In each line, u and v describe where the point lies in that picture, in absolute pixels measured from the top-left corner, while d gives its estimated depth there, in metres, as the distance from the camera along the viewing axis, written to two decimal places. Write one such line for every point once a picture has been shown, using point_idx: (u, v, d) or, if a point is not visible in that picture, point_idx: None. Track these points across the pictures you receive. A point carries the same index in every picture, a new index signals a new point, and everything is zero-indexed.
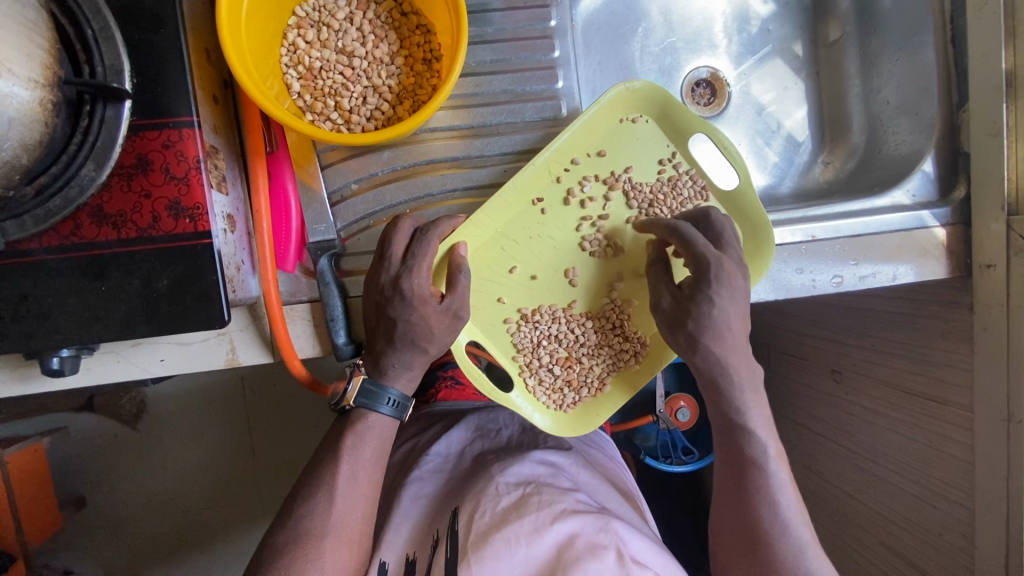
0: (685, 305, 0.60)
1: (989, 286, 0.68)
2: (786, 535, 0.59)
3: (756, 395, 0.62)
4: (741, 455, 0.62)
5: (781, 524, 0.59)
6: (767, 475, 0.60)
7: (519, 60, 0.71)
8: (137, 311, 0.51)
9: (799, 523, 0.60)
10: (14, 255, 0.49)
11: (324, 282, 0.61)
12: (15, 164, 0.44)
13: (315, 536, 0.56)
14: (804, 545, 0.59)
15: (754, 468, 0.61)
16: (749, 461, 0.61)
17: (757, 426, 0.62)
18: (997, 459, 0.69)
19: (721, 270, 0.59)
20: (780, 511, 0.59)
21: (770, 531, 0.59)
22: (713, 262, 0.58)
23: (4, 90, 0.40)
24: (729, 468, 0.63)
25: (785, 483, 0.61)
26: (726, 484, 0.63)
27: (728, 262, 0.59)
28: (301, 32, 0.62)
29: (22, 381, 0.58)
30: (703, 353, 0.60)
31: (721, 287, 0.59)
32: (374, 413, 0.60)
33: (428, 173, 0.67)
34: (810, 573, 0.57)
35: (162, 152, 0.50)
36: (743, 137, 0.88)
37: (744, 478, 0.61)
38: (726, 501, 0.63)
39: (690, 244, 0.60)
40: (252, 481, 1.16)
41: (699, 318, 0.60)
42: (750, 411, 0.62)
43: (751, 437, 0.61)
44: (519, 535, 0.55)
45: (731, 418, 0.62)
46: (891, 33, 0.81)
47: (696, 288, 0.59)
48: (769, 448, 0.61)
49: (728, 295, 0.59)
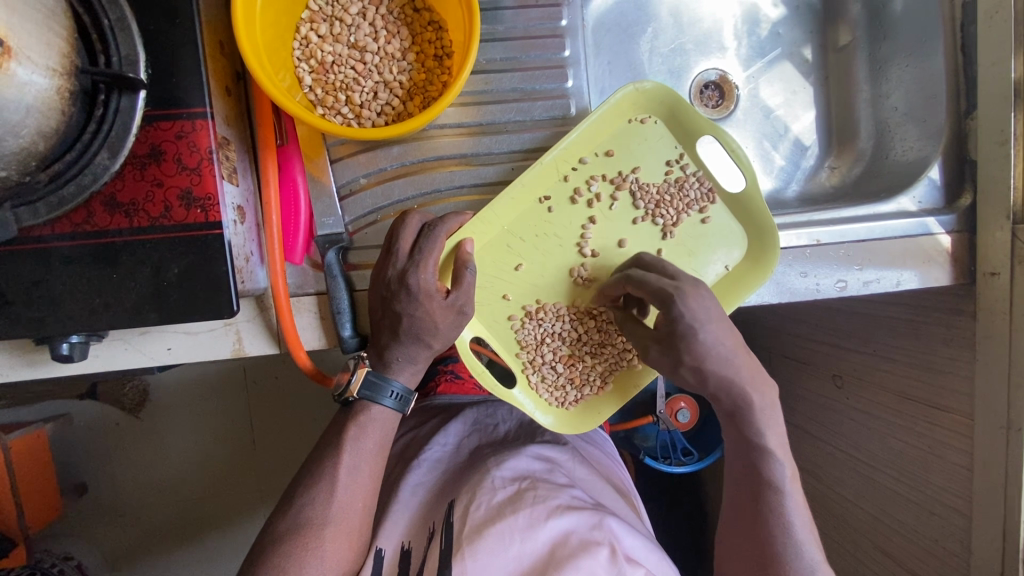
0: (673, 343, 0.60)
1: (992, 294, 0.68)
2: (799, 557, 0.59)
3: (771, 417, 0.61)
4: (758, 476, 0.61)
5: (793, 545, 0.59)
6: (781, 497, 0.60)
7: (529, 58, 0.71)
8: (146, 299, 0.51)
9: (811, 544, 0.60)
10: (27, 241, 0.50)
11: (331, 274, 0.62)
12: (31, 151, 0.45)
13: (316, 525, 0.57)
14: (815, 567, 0.59)
15: (770, 490, 0.61)
16: (766, 481, 0.61)
17: (774, 448, 0.61)
18: (996, 466, 0.69)
19: (684, 295, 0.59)
20: (793, 532, 0.60)
21: (782, 552, 0.59)
22: (674, 292, 0.59)
23: (24, 78, 0.40)
24: (744, 487, 0.63)
25: (797, 503, 0.61)
26: (739, 500, 0.63)
27: (685, 284, 0.60)
28: (313, 26, 0.62)
29: (31, 366, 0.58)
30: (714, 380, 0.60)
31: (694, 311, 0.58)
32: (377, 405, 0.61)
33: (436, 169, 0.68)
34: None
35: (176, 143, 0.50)
36: (750, 140, 0.88)
37: (759, 498, 0.61)
38: (739, 518, 0.63)
39: (644, 285, 0.61)
40: (252, 471, 1.17)
41: (693, 349, 0.59)
42: (768, 432, 0.61)
43: (768, 459, 0.61)
44: (514, 530, 0.56)
45: (749, 438, 0.61)
46: (901, 39, 0.81)
47: (672, 322, 0.59)
48: (786, 469, 0.61)
49: (703, 313, 0.59)
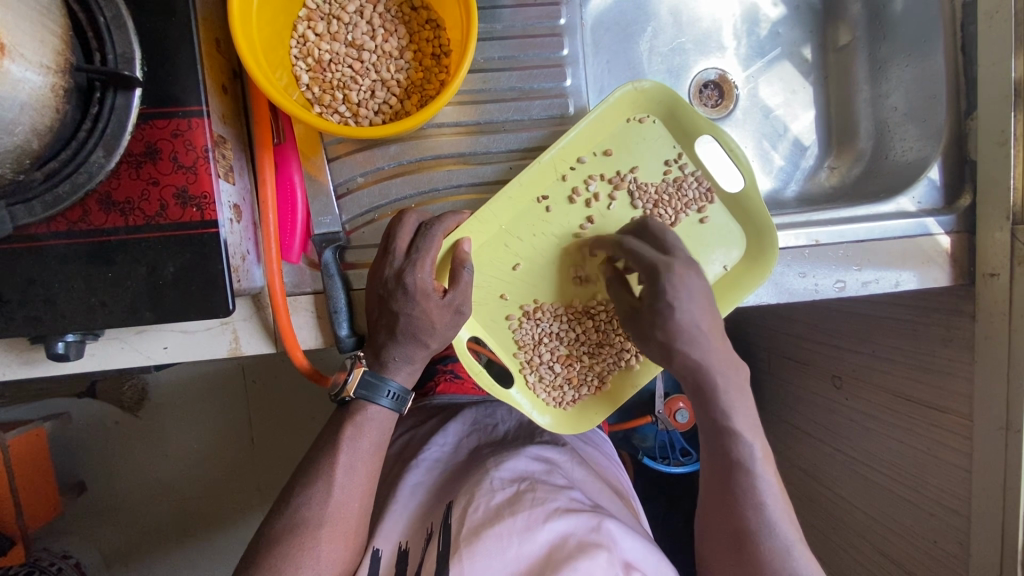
0: (650, 315, 0.62)
1: (992, 294, 0.68)
2: (773, 535, 0.58)
3: (740, 398, 0.62)
4: (727, 458, 0.61)
5: (767, 524, 0.58)
6: (753, 478, 0.59)
7: (527, 57, 0.71)
8: (142, 298, 0.51)
9: (786, 523, 0.59)
10: (22, 239, 0.49)
11: (328, 274, 0.61)
12: (26, 149, 0.45)
13: (312, 526, 0.57)
14: (790, 545, 0.57)
15: (740, 471, 0.60)
16: (735, 462, 0.60)
17: (743, 429, 0.61)
18: (995, 467, 0.69)
19: (671, 274, 0.59)
20: (767, 512, 0.58)
21: (756, 532, 0.58)
22: (664, 267, 0.60)
23: (18, 75, 0.40)
24: (716, 470, 0.62)
25: (771, 483, 0.60)
26: (712, 484, 0.63)
27: (678, 263, 0.60)
28: (311, 24, 0.62)
29: (27, 364, 0.58)
30: (680, 359, 0.61)
31: (678, 290, 0.59)
32: (374, 405, 0.61)
33: (434, 168, 0.68)
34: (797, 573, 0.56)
35: (172, 141, 0.50)
36: (749, 140, 0.88)
37: (730, 480, 0.60)
38: (714, 504, 0.62)
39: (637, 256, 0.61)
40: (252, 469, 1.17)
41: (667, 326, 0.60)
42: (735, 414, 0.61)
43: (737, 440, 0.60)
44: (512, 532, 0.56)
45: (718, 422, 0.61)
46: (900, 39, 0.81)
47: (655, 297, 0.60)
48: (756, 449, 0.61)
49: (686, 293, 0.60)
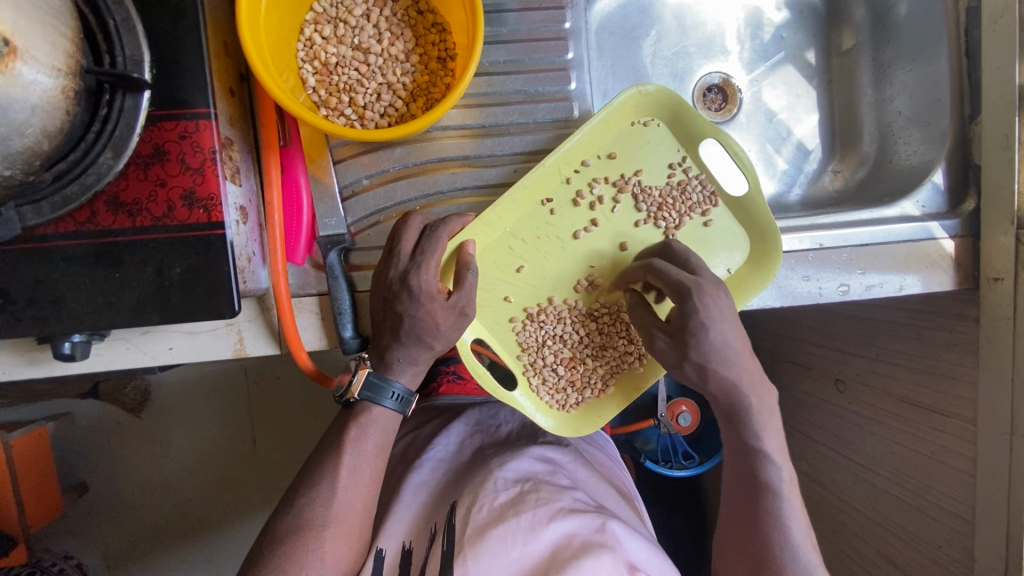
0: (680, 338, 0.60)
1: (997, 299, 0.68)
2: (797, 560, 0.57)
3: (770, 421, 0.61)
4: (754, 478, 0.61)
5: (790, 548, 0.58)
6: (779, 500, 0.60)
7: (532, 61, 0.71)
8: (148, 298, 0.52)
9: (808, 547, 0.58)
10: (30, 240, 0.50)
11: (333, 275, 0.62)
12: (36, 150, 0.45)
13: (316, 526, 0.57)
14: (812, 571, 0.57)
15: (767, 493, 0.60)
16: (763, 484, 0.60)
17: (773, 452, 0.61)
18: (999, 472, 0.69)
19: (701, 292, 0.59)
20: (791, 535, 0.58)
21: (778, 554, 0.58)
22: (693, 285, 0.59)
23: (29, 78, 0.40)
24: (741, 490, 0.62)
25: (795, 507, 0.60)
26: (737, 506, 0.63)
27: (707, 283, 0.60)
28: (317, 27, 0.63)
29: (33, 364, 0.58)
30: (716, 381, 0.60)
31: (709, 309, 0.58)
32: (378, 406, 0.61)
33: (438, 171, 0.68)
34: None
35: (179, 143, 0.51)
36: (752, 144, 0.88)
37: (755, 501, 0.61)
38: (738, 526, 0.62)
39: (665, 276, 0.61)
40: (257, 475, 1.18)
41: (700, 347, 0.59)
42: (766, 436, 0.61)
43: (767, 463, 0.60)
44: (516, 532, 0.56)
45: (747, 443, 0.61)
46: (905, 43, 0.81)
47: (685, 317, 0.59)
48: (784, 472, 0.61)
49: (717, 312, 0.58)
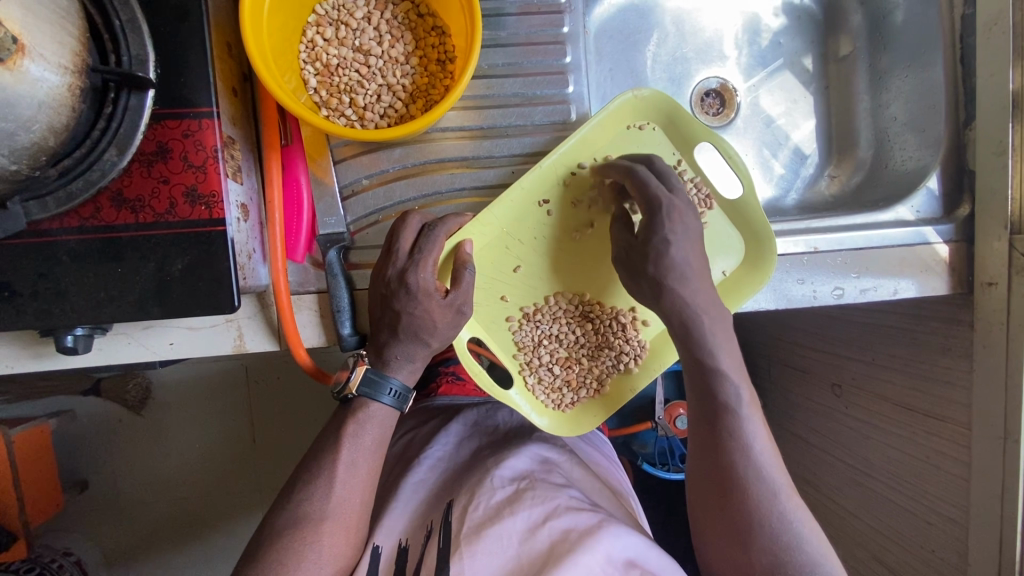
0: (642, 251, 0.61)
1: (990, 303, 0.69)
2: (761, 479, 0.57)
3: (727, 339, 0.61)
4: (715, 401, 0.60)
5: (754, 469, 0.57)
6: (739, 422, 0.59)
7: (530, 64, 0.72)
8: (150, 293, 0.52)
9: (773, 466, 0.58)
10: (35, 235, 0.51)
11: (332, 273, 0.63)
12: (42, 146, 0.46)
13: (315, 520, 0.57)
14: (778, 489, 0.57)
15: (728, 414, 0.59)
16: (723, 406, 0.60)
17: (730, 372, 0.60)
18: (993, 477, 0.69)
19: (671, 209, 0.60)
20: (754, 456, 0.58)
21: (743, 475, 0.57)
22: (665, 201, 0.60)
23: (36, 75, 0.41)
24: (702, 413, 0.61)
25: (757, 428, 0.59)
26: (698, 431, 0.62)
27: (678, 201, 0.61)
28: (319, 29, 0.64)
29: (36, 358, 0.59)
30: (670, 299, 0.60)
31: (674, 225, 0.60)
32: (376, 403, 0.62)
33: (437, 172, 0.69)
34: (784, 514, 0.56)
35: (183, 141, 0.52)
36: (749, 148, 0.89)
37: (716, 423, 0.60)
38: (700, 453, 0.61)
39: (642, 185, 0.61)
40: (252, 475, 1.18)
41: (660, 263, 0.60)
42: (723, 355, 0.60)
43: (724, 383, 0.60)
44: (512, 533, 0.56)
45: (703, 364, 0.60)
46: (900, 49, 0.82)
47: (650, 231, 0.60)
48: (743, 393, 0.60)
49: (682, 230, 0.60)
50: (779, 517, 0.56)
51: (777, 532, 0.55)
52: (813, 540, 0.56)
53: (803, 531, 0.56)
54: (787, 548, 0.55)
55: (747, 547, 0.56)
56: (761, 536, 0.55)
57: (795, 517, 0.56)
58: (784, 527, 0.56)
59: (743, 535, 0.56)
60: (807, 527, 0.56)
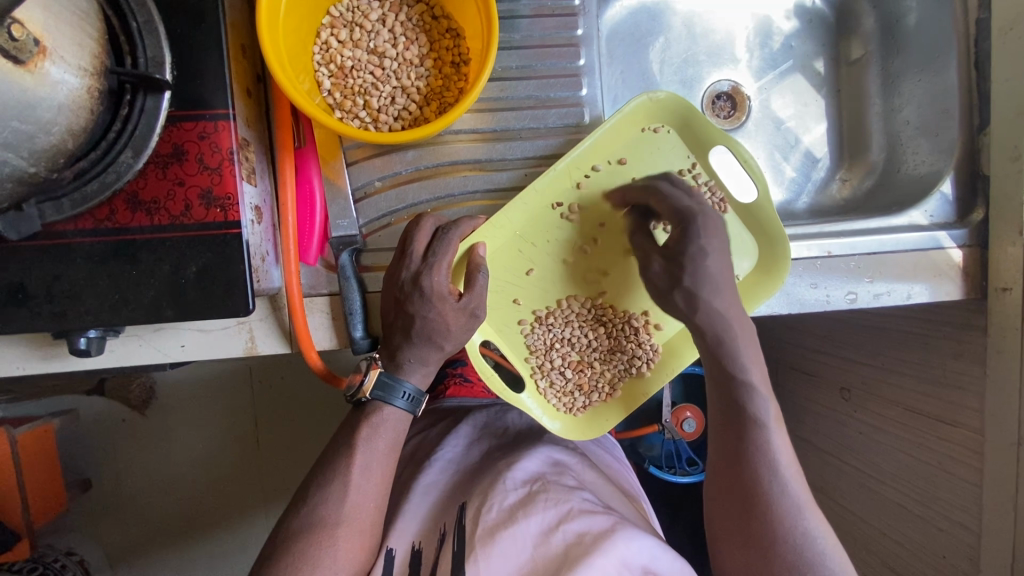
0: (677, 262, 0.62)
1: (1004, 309, 0.68)
2: (786, 494, 0.56)
3: (755, 354, 0.61)
4: (742, 413, 0.59)
5: (780, 483, 0.56)
6: (766, 435, 0.58)
7: (544, 66, 0.72)
8: (165, 295, 0.52)
9: (799, 484, 0.57)
10: (50, 236, 0.51)
11: (344, 277, 0.62)
12: (60, 149, 0.45)
13: (329, 525, 0.57)
14: (803, 506, 0.55)
15: (754, 427, 0.58)
16: (750, 418, 0.59)
17: (758, 384, 0.60)
18: (1007, 484, 0.69)
19: (706, 220, 0.61)
20: (780, 470, 0.57)
21: (769, 489, 0.56)
22: (698, 212, 0.61)
23: (56, 78, 0.41)
24: (728, 426, 0.60)
25: (783, 442, 0.58)
26: (722, 443, 0.61)
27: (713, 216, 0.62)
28: (334, 31, 0.64)
29: (49, 360, 0.59)
30: (704, 310, 0.60)
31: (709, 234, 0.61)
32: (389, 406, 0.61)
33: (450, 174, 0.68)
34: (808, 532, 0.54)
35: (198, 143, 0.52)
36: (761, 151, 0.88)
37: (742, 434, 0.59)
38: (724, 466, 0.60)
39: (671, 199, 0.62)
40: (258, 477, 1.18)
41: (696, 271, 0.60)
42: (752, 368, 0.60)
43: (752, 394, 0.59)
44: (526, 536, 0.56)
45: (731, 374, 0.60)
46: (913, 53, 0.81)
47: (687, 240, 0.61)
48: (771, 407, 0.59)
49: (716, 240, 0.61)
50: (802, 534, 0.54)
51: (800, 549, 0.53)
52: (838, 560, 0.54)
53: (827, 550, 0.54)
54: (810, 566, 0.53)
55: (768, 563, 0.54)
56: (782, 552, 0.54)
57: (819, 537, 0.54)
58: (806, 545, 0.54)
59: (765, 549, 0.55)
60: (832, 547, 0.54)
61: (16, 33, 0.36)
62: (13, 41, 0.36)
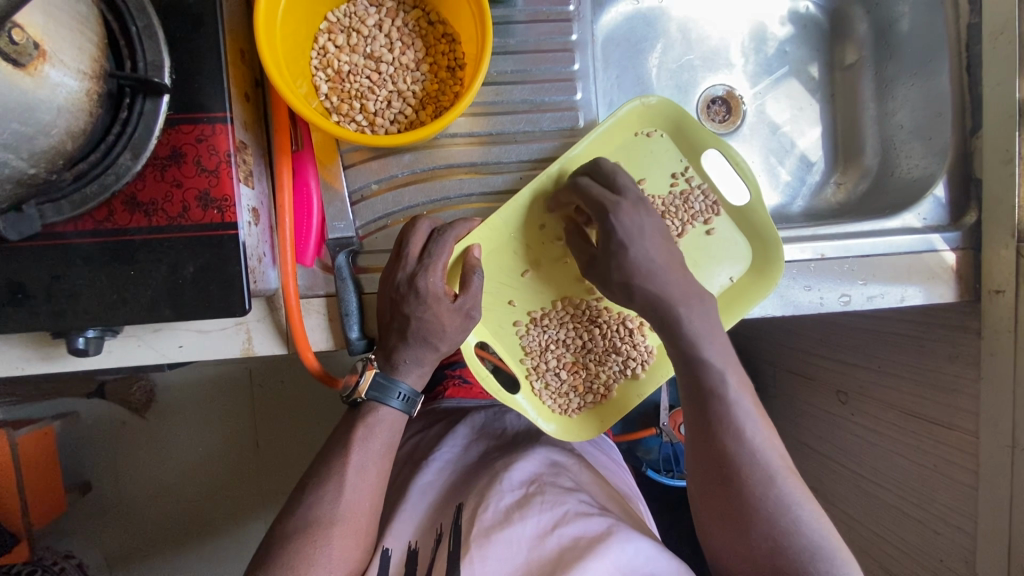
0: (605, 259, 0.61)
1: (997, 311, 0.69)
2: (756, 465, 0.57)
3: (710, 328, 0.61)
4: (703, 390, 0.60)
5: (749, 453, 0.57)
6: (729, 408, 0.59)
7: (539, 71, 0.73)
8: (162, 295, 0.53)
9: (768, 450, 0.58)
10: (49, 237, 0.51)
11: (341, 278, 0.63)
12: (60, 150, 0.46)
13: (325, 524, 0.57)
14: (775, 473, 0.57)
15: (715, 401, 0.59)
16: (712, 394, 0.59)
17: (715, 358, 0.60)
18: (1001, 485, 0.69)
19: (620, 214, 0.59)
20: (747, 440, 0.58)
21: (738, 461, 0.57)
22: (610, 206, 0.59)
23: (57, 80, 0.42)
24: (693, 403, 0.61)
25: (749, 412, 0.59)
26: (691, 420, 0.61)
27: (625, 203, 0.60)
28: (331, 36, 0.64)
29: (47, 360, 0.60)
30: (652, 291, 0.60)
31: (627, 227, 0.59)
32: (385, 407, 0.62)
33: (446, 177, 0.69)
34: (782, 498, 0.55)
35: (196, 146, 0.52)
36: (756, 154, 0.89)
37: (706, 411, 0.59)
38: (696, 444, 0.61)
39: (585, 194, 0.61)
40: (255, 480, 1.18)
41: (623, 266, 0.60)
42: (705, 342, 0.60)
43: (711, 370, 0.59)
44: (522, 538, 0.57)
45: (688, 353, 0.60)
46: (906, 59, 0.82)
47: (606, 238, 0.60)
48: (731, 378, 0.60)
49: (637, 232, 0.59)
50: (776, 501, 0.55)
51: (775, 517, 0.55)
52: (813, 522, 0.55)
53: (802, 514, 0.55)
54: (786, 532, 0.54)
55: (745, 533, 0.56)
56: (758, 520, 0.55)
57: (794, 499, 0.56)
58: (781, 509, 0.55)
59: (740, 520, 0.56)
60: (806, 510, 0.55)
61: (17, 37, 0.37)
62: (14, 44, 0.37)
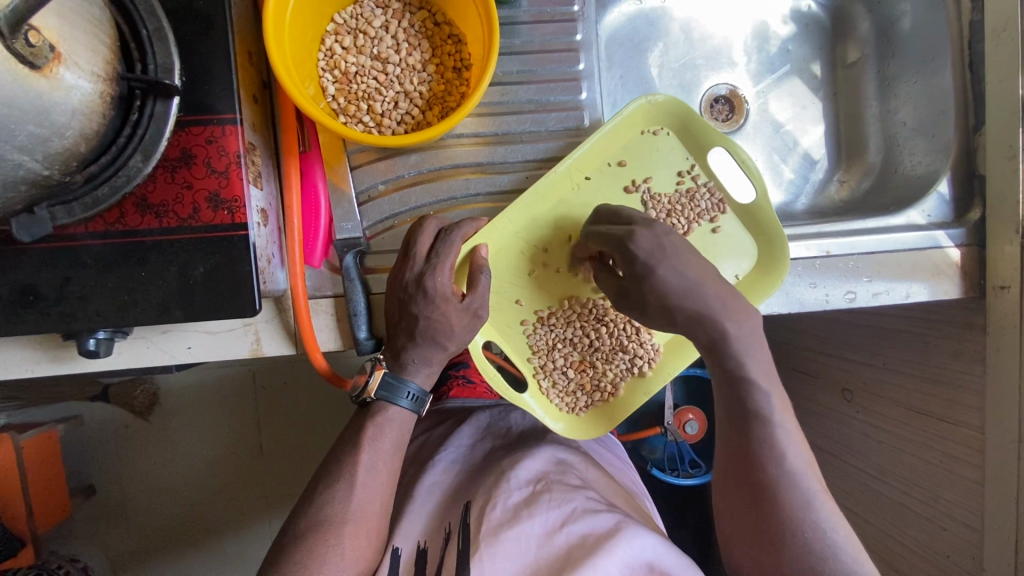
0: (640, 287, 0.59)
1: (1002, 307, 0.69)
2: (794, 488, 0.54)
3: (756, 346, 0.57)
4: (743, 408, 0.57)
5: (788, 476, 0.55)
6: (771, 429, 0.56)
7: (544, 71, 0.73)
8: (173, 295, 0.53)
9: (807, 473, 0.55)
10: (60, 238, 0.52)
11: (348, 278, 0.63)
12: (73, 153, 0.46)
13: (336, 523, 0.57)
14: (812, 497, 0.54)
15: (756, 421, 0.57)
16: (753, 414, 0.57)
17: (758, 377, 0.57)
18: (1008, 481, 0.69)
19: (635, 237, 0.58)
20: (787, 463, 0.55)
21: (776, 484, 0.55)
22: (626, 235, 0.59)
23: (72, 82, 0.42)
24: (730, 421, 0.59)
25: (790, 434, 0.57)
26: (728, 439, 0.59)
27: (641, 227, 0.59)
28: (338, 38, 0.65)
29: (56, 362, 0.60)
30: None
31: (648, 248, 0.57)
32: (394, 406, 0.62)
33: (452, 177, 0.70)
34: (819, 524, 0.53)
35: (206, 147, 0.53)
36: (759, 153, 0.89)
37: (746, 431, 0.57)
38: (730, 463, 0.58)
39: (600, 236, 0.61)
40: (260, 482, 1.18)
41: (655, 288, 0.57)
42: (749, 360, 0.57)
43: (754, 389, 0.57)
44: (530, 536, 0.57)
45: (731, 371, 0.57)
46: (908, 57, 0.82)
47: (632, 264, 0.58)
48: (774, 399, 0.57)
49: (661, 251, 0.57)
50: (813, 527, 0.53)
51: (811, 543, 0.53)
52: (850, 550, 0.53)
53: (839, 541, 0.53)
54: (822, 559, 0.52)
55: (777, 557, 0.54)
56: (793, 544, 0.53)
57: (830, 525, 0.53)
58: (817, 535, 0.53)
59: (773, 543, 0.54)
60: (844, 538, 0.53)
61: (33, 40, 0.37)
62: (30, 47, 0.37)
